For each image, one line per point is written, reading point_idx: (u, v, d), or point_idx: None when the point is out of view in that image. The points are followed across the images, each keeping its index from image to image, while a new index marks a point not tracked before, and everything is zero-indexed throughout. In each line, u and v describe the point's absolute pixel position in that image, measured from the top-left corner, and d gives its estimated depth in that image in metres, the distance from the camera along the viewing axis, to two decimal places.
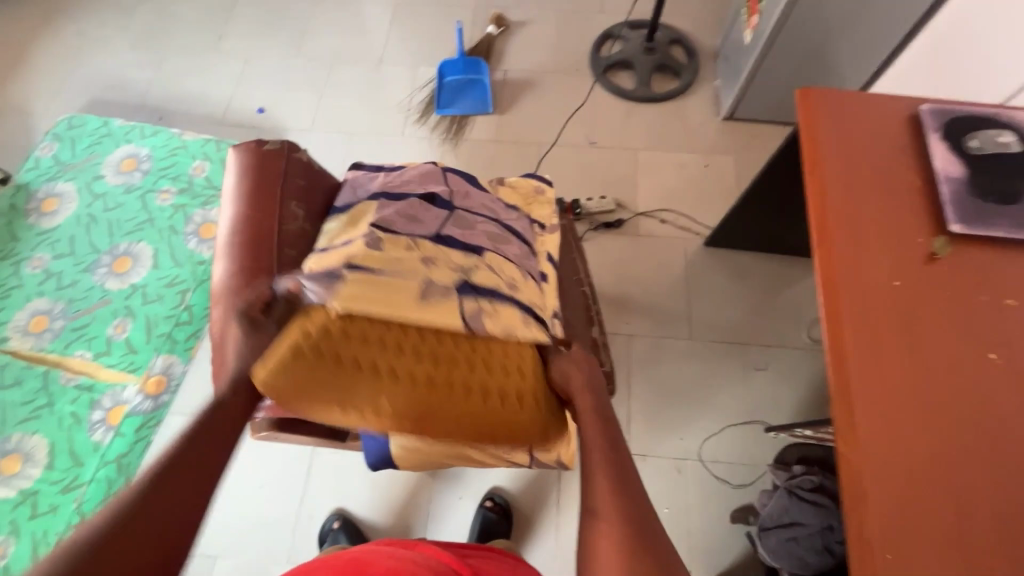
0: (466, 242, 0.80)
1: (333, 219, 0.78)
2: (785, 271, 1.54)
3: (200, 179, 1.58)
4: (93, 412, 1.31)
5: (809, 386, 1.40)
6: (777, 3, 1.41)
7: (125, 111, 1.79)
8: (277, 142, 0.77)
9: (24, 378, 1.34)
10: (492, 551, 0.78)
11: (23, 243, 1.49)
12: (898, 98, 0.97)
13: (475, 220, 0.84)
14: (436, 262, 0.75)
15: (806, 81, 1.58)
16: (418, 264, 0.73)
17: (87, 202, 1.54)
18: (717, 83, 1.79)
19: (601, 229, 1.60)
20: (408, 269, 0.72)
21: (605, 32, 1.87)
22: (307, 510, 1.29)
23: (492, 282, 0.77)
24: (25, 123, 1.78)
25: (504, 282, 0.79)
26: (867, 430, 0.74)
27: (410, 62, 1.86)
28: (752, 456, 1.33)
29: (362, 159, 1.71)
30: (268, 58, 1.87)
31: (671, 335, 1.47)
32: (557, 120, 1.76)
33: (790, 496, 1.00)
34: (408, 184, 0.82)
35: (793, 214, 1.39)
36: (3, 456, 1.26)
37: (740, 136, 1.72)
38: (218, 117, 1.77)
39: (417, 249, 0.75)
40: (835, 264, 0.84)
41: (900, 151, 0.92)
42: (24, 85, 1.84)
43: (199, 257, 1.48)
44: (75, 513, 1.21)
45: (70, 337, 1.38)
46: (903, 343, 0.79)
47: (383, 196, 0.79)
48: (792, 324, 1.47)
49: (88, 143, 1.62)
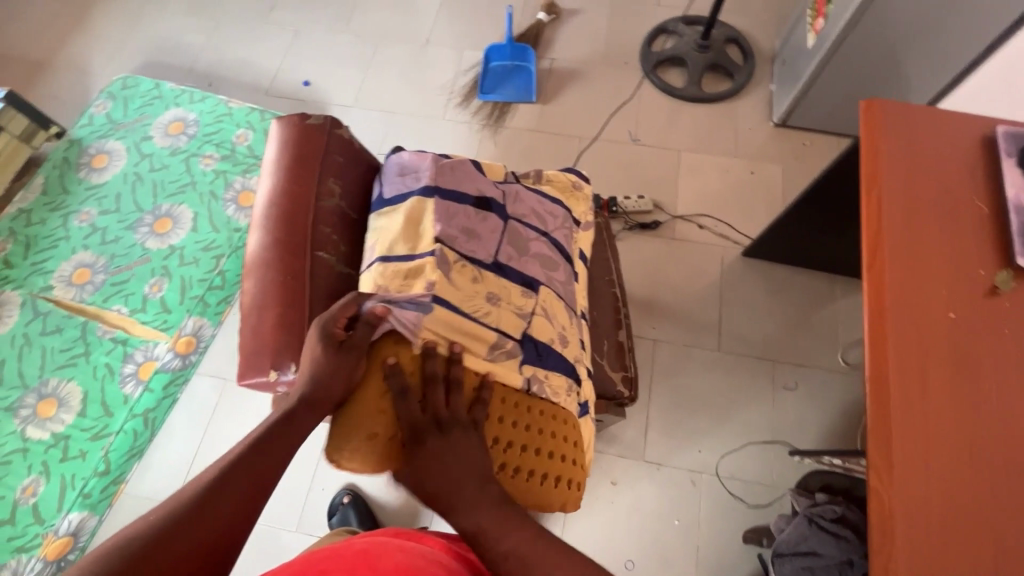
0: (523, 273, 0.82)
1: (388, 214, 0.76)
2: (825, 289, 1.48)
3: (243, 147, 1.60)
4: (126, 365, 1.35)
5: (839, 410, 1.34)
6: (847, 6, 1.33)
7: (176, 75, 1.83)
8: (319, 117, 0.76)
9: (64, 327, 1.39)
10: None
11: (72, 197, 1.55)
12: (972, 118, 0.91)
13: (528, 236, 0.85)
14: (500, 302, 0.78)
15: (868, 92, 1.50)
16: (483, 303, 0.76)
17: (135, 161, 1.58)
18: (773, 86, 1.72)
19: (636, 229, 1.57)
20: (471, 306, 0.75)
21: (659, 26, 1.81)
22: (320, 482, 1.31)
23: (547, 335, 0.80)
24: (82, 79, 1.83)
25: (557, 330, 0.82)
26: (905, 468, 0.70)
27: (457, 44, 1.84)
28: (771, 476, 1.29)
29: (401, 139, 1.70)
30: (317, 32, 1.88)
31: (698, 344, 1.43)
32: (601, 114, 1.72)
33: (810, 524, 0.96)
34: (463, 183, 0.81)
35: (840, 231, 1.33)
36: (41, 399, 1.32)
37: (791, 145, 1.65)
38: (264, 87, 1.79)
39: (482, 281, 0.77)
40: (888, 290, 0.79)
41: (968, 175, 0.86)
42: (84, 43, 1.90)
43: (236, 224, 1.51)
44: (103, 461, 1.26)
45: (109, 292, 1.42)
46: (953, 381, 0.74)
47: (440, 196, 0.78)
48: (827, 345, 1.42)
49: (140, 104, 1.66)
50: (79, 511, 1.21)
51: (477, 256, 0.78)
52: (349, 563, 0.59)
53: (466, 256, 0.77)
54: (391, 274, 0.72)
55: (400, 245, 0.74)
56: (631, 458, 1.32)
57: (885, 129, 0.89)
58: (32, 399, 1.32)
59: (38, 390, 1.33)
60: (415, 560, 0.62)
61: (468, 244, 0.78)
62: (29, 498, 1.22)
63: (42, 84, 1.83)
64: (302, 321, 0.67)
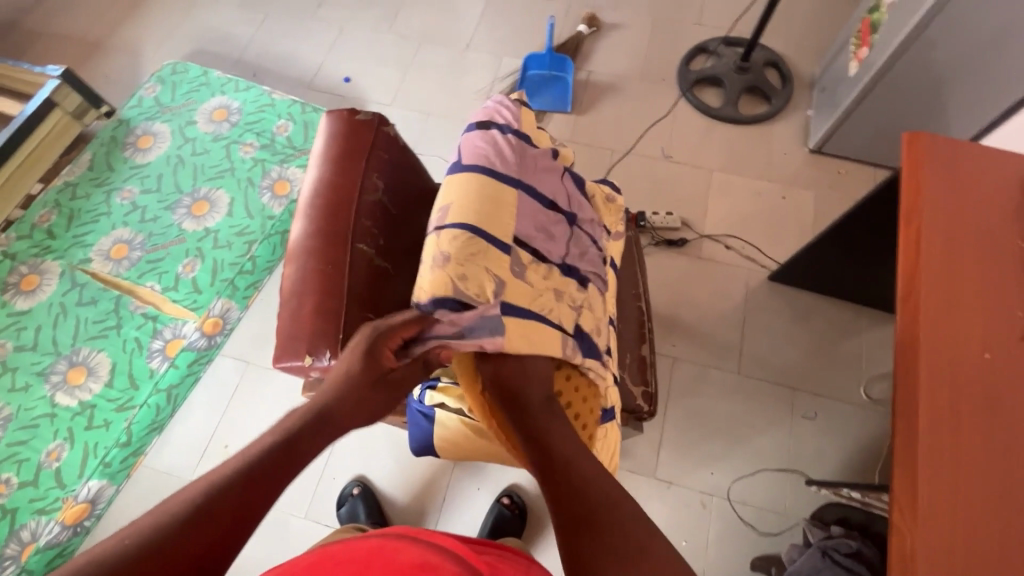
0: (581, 272, 0.86)
1: (480, 188, 0.77)
2: (851, 320, 1.46)
3: (282, 138, 1.64)
4: (154, 341, 1.39)
5: (858, 444, 1.32)
6: (894, 37, 1.32)
7: (223, 64, 1.88)
8: (369, 114, 0.78)
9: (99, 299, 1.43)
10: (504, 549, 0.77)
11: (117, 174, 1.60)
12: (1020, 157, 0.89)
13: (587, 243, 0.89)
14: (562, 297, 0.81)
15: (909, 124, 1.48)
16: (551, 301, 0.79)
17: (178, 144, 1.64)
18: (810, 112, 1.71)
19: (662, 246, 1.56)
20: (536, 303, 0.77)
21: (699, 45, 1.81)
22: (331, 472, 1.33)
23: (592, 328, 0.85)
24: (134, 62, 1.90)
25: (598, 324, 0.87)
26: (929, 508, 0.69)
27: (496, 51, 1.86)
28: (784, 506, 1.27)
29: (435, 140, 1.73)
30: (362, 30, 1.92)
31: (717, 366, 1.42)
32: (635, 129, 1.72)
33: (822, 557, 0.94)
34: (541, 179, 0.84)
35: (871, 263, 1.31)
36: (72, 367, 1.36)
37: (825, 172, 1.64)
38: (306, 81, 1.84)
39: (551, 279, 0.81)
40: (923, 326, 0.78)
41: (1012, 215, 0.85)
42: (138, 27, 1.97)
43: (270, 212, 1.54)
44: (125, 432, 1.29)
45: (144, 268, 1.47)
46: (986, 422, 0.73)
47: (524, 191, 0.81)
48: (850, 376, 1.39)
49: (187, 90, 1.71)
50: (98, 479, 1.24)
51: (549, 255, 0.82)
52: (360, 560, 0.60)
53: (539, 256, 0.80)
54: (461, 244, 0.72)
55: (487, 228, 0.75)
56: (642, 474, 1.31)
57: (928, 163, 0.88)
58: (63, 366, 1.36)
59: (70, 358, 1.37)
60: (425, 551, 0.63)
61: (542, 242, 0.81)
62: (52, 462, 1.26)
63: (96, 64, 1.90)
64: (339, 310, 0.68)
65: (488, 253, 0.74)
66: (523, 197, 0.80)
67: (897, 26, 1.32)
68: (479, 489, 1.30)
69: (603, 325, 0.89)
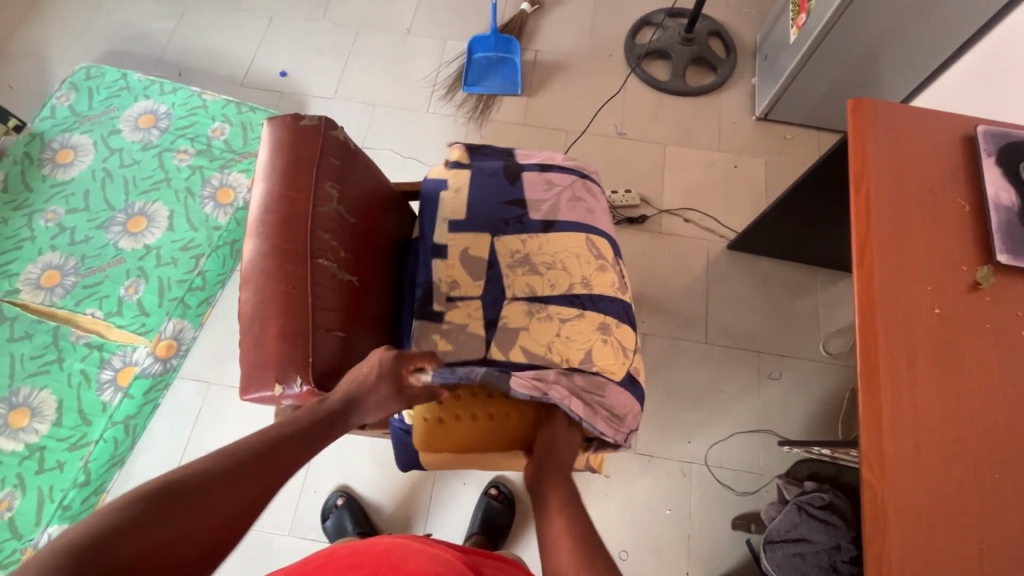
0: (560, 294, 0.91)
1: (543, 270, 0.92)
2: (806, 280, 1.52)
3: (220, 141, 1.54)
4: (103, 371, 1.30)
5: (822, 399, 1.39)
6: (826, 9, 1.35)
7: (144, 65, 1.74)
8: (314, 117, 0.74)
9: (34, 333, 1.32)
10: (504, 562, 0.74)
11: (36, 194, 1.47)
12: (954, 117, 0.94)
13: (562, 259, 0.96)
14: (537, 318, 0.89)
15: (848, 90, 1.53)
16: (545, 328, 0.88)
17: (103, 157, 1.51)
18: (755, 80, 1.74)
19: (623, 223, 1.58)
20: (536, 339, 0.87)
21: (644, 18, 1.80)
22: (312, 485, 1.30)
23: (550, 333, 0.88)
24: (40, 68, 1.73)
25: (558, 328, 0.89)
26: (896, 460, 0.73)
27: (439, 35, 1.80)
28: (758, 465, 1.33)
29: (384, 132, 1.67)
30: (294, 19, 1.81)
31: (687, 338, 1.46)
32: (588, 108, 1.71)
33: (799, 512, 0.99)
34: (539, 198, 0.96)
35: (821, 225, 1.36)
36: (12, 409, 1.26)
37: (772, 138, 1.68)
38: (240, 78, 1.72)
39: (539, 312, 0.89)
40: (879, 288, 0.82)
41: (951, 175, 0.89)
42: (41, 29, 1.79)
43: (214, 223, 1.45)
44: (82, 472, 1.21)
45: (82, 295, 1.36)
46: (938, 374, 0.77)
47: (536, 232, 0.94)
48: (810, 335, 1.46)
49: (106, 96, 1.57)
50: (58, 523, 1.16)
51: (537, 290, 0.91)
52: (376, 561, 0.60)
53: (530, 300, 0.90)
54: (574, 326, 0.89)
55: (560, 312, 0.90)
56: (622, 450, 1.34)
57: (874, 130, 0.91)
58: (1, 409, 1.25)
59: (8, 400, 1.26)
60: (433, 563, 0.60)
61: (533, 281, 0.91)
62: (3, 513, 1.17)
63: None
64: (305, 331, 0.65)
65: (548, 316, 0.89)
66: (519, 234, 0.94)
67: None
68: (465, 484, 1.30)
69: (587, 322, 0.90)
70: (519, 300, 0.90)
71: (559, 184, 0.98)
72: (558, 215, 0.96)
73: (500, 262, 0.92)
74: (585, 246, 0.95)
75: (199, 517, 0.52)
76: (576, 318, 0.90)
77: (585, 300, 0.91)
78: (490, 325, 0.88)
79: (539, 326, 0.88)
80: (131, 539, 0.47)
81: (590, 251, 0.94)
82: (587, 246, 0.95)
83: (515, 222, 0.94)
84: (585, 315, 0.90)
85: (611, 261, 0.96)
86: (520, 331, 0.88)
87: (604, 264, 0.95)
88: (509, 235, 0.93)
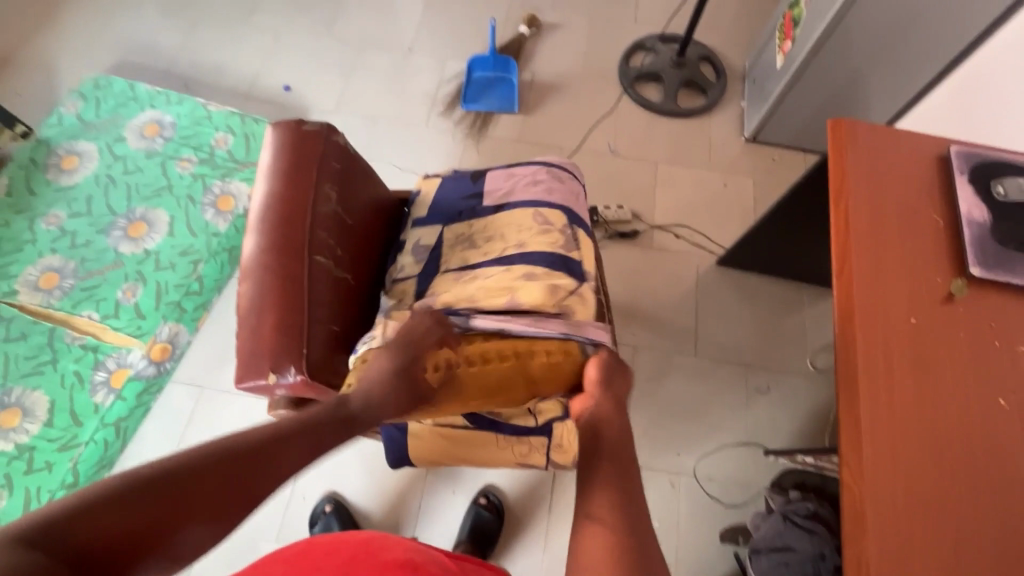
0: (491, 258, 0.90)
1: (480, 239, 0.93)
2: (794, 297, 1.55)
3: (222, 151, 1.58)
4: (96, 373, 1.31)
5: (810, 413, 1.41)
6: (811, 33, 1.42)
7: (151, 77, 1.79)
8: (316, 123, 0.77)
9: (30, 334, 1.34)
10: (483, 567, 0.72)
11: (40, 198, 1.49)
12: (928, 138, 0.98)
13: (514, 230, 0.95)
14: (466, 281, 0.88)
15: (833, 113, 1.59)
16: (469, 287, 0.86)
17: (107, 163, 1.54)
18: (743, 103, 1.80)
19: (616, 238, 1.61)
20: (460, 297, 0.85)
21: (637, 42, 1.87)
22: (300, 492, 1.29)
23: (472, 291, 0.85)
24: (49, 78, 1.78)
25: (484, 283, 0.86)
26: (874, 463, 0.75)
27: (440, 54, 1.86)
28: (747, 478, 1.34)
29: (383, 145, 1.71)
30: (299, 36, 1.87)
31: (677, 350, 1.48)
32: (582, 126, 1.76)
33: (784, 521, 1.00)
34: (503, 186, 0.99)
35: (807, 242, 1.40)
36: (3, 409, 1.26)
37: (761, 159, 1.73)
38: (244, 91, 1.77)
39: (466, 276, 0.89)
40: (858, 298, 0.84)
41: (926, 192, 0.93)
42: (52, 40, 1.84)
43: (214, 229, 1.48)
44: (70, 473, 1.21)
45: (80, 297, 1.38)
46: (915, 381, 0.80)
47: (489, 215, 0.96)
48: (797, 350, 1.48)
49: (113, 105, 1.62)
50: None
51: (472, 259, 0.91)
52: (349, 552, 0.59)
53: (462, 269, 0.90)
54: (500, 278, 0.86)
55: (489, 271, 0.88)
56: None
57: (852, 147, 0.95)
58: None
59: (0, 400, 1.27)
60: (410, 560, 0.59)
61: (467, 253, 0.92)
62: None
63: (4, 81, 1.76)
64: (300, 325, 0.67)
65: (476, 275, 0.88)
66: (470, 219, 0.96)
67: (817, 18, 1.41)
68: (454, 493, 1.30)
69: (509, 274, 0.87)
70: (450, 271, 0.90)
71: (523, 174, 1.00)
72: (511, 196, 0.97)
73: (442, 244, 0.94)
74: (531, 215, 0.94)
75: (168, 509, 0.49)
76: (502, 273, 0.87)
77: (516, 258, 0.89)
78: (419, 298, 0.89)
79: (467, 285, 0.87)
80: (80, 534, 0.44)
81: (535, 217, 0.93)
82: (532, 217, 0.93)
83: (468, 213, 0.97)
84: (512, 267, 0.88)
85: (557, 226, 0.93)
86: (445, 294, 0.86)
87: (548, 229, 0.92)
88: (459, 222, 0.96)
